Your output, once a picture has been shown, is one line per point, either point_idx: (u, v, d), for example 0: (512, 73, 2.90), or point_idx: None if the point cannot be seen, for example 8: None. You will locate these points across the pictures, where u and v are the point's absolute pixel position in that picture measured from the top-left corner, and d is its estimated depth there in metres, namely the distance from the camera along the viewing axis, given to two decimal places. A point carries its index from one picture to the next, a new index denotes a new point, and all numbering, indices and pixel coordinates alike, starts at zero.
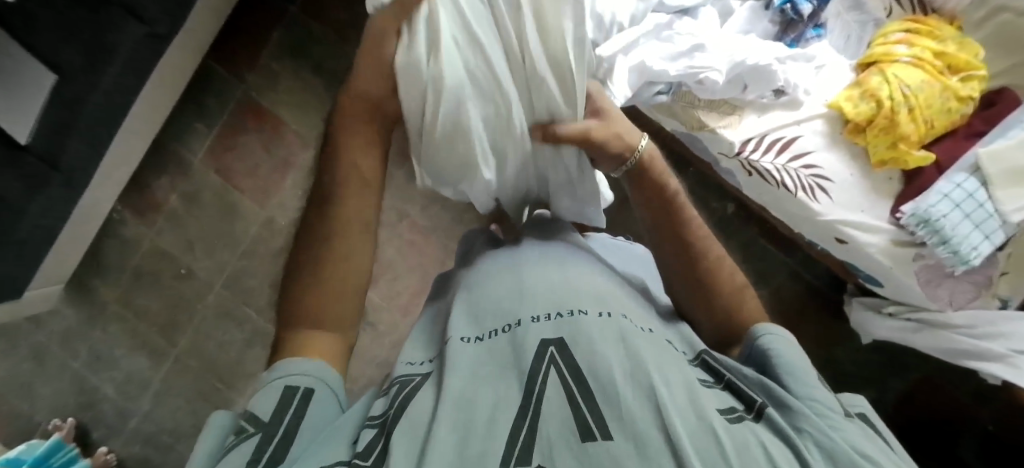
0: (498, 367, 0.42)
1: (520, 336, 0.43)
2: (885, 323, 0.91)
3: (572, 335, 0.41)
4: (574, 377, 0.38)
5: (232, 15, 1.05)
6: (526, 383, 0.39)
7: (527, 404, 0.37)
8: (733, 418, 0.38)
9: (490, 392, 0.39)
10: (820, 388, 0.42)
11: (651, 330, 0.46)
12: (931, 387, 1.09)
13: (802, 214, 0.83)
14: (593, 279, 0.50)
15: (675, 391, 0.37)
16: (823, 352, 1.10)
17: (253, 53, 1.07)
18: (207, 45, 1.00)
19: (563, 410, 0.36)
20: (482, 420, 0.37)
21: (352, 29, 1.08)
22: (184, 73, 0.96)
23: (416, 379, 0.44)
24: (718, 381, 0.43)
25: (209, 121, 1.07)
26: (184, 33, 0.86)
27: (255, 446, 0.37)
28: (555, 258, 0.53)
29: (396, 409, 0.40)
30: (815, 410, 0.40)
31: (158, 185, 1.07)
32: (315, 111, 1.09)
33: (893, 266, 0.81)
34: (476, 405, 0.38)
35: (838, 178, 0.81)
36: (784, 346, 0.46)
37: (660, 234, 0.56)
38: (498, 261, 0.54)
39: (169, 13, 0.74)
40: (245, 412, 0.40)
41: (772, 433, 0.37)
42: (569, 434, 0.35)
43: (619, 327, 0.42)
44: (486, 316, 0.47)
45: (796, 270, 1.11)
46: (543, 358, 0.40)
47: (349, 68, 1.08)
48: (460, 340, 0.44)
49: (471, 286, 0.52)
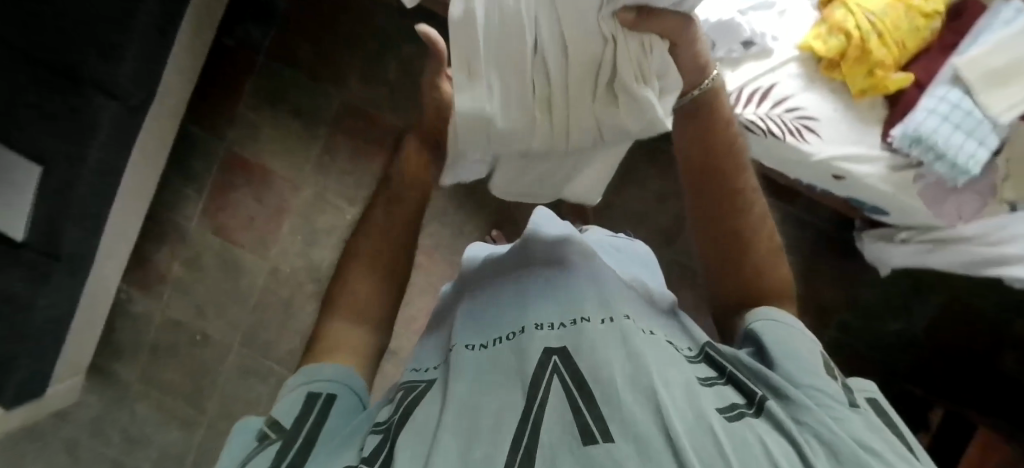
0: (501, 375, 0.42)
1: (524, 348, 0.43)
2: (899, 250, 0.92)
3: (574, 345, 0.42)
4: (575, 383, 0.38)
5: (203, 73, 1.06)
6: (528, 388, 0.39)
7: (528, 407, 0.37)
8: (733, 416, 0.37)
9: (491, 400, 0.39)
10: (819, 374, 0.43)
11: (655, 329, 0.47)
12: (958, 306, 1.08)
13: (794, 158, 0.82)
14: (592, 282, 0.51)
15: (675, 393, 0.37)
16: (840, 292, 1.10)
17: (230, 108, 1.07)
18: (183, 107, 1.00)
19: (563, 414, 0.35)
20: (487, 424, 0.36)
21: (321, 66, 1.08)
22: (165, 140, 0.97)
23: (420, 386, 0.45)
24: (723, 374, 0.43)
25: (198, 184, 1.08)
26: (158, 102, 0.86)
27: (282, 447, 0.38)
28: (558, 270, 0.54)
29: (399, 417, 0.39)
30: (816, 401, 0.40)
31: (159, 255, 1.07)
32: (299, 153, 1.09)
33: (893, 192, 0.81)
34: (479, 411, 0.37)
35: (823, 116, 0.81)
36: (780, 336, 0.48)
37: (704, 188, 0.59)
38: (506, 283, 0.57)
39: (142, 83, 0.73)
40: (269, 420, 0.41)
41: (771, 426, 0.37)
42: (569, 437, 0.33)
43: (625, 328, 0.43)
44: (491, 328, 0.49)
45: (801, 217, 1.10)
46: (547, 364, 0.40)
47: (325, 106, 1.08)
48: (463, 348, 0.46)
49: (485, 304, 0.55)
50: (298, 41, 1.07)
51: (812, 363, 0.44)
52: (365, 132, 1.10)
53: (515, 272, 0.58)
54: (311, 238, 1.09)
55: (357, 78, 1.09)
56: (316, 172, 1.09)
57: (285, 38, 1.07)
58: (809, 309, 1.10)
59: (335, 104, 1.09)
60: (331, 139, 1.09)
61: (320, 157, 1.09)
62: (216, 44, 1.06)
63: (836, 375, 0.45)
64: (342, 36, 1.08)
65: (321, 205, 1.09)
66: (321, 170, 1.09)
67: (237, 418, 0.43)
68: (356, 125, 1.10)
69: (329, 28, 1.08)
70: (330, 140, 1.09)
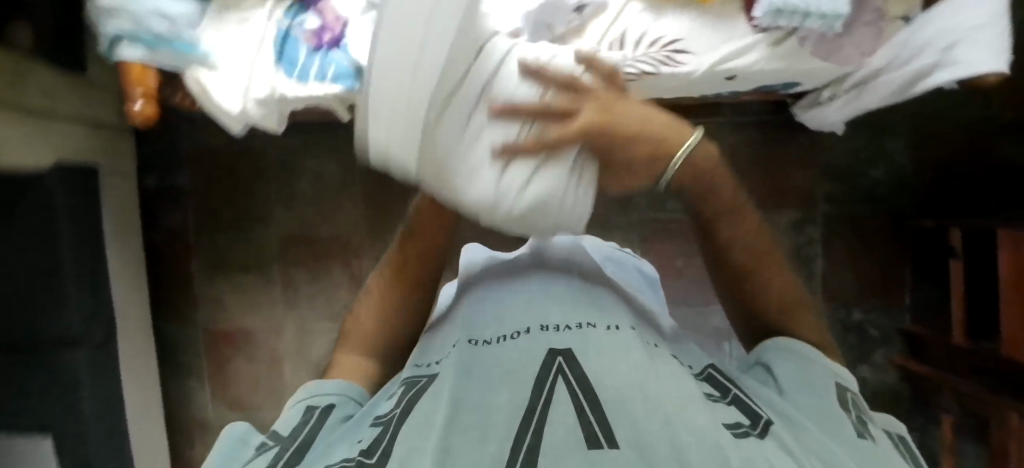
0: (501, 373, 0.50)
1: (534, 352, 0.52)
2: (834, 107, 0.90)
3: (578, 351, 0.51)
4: (580, 386, 0.46)
5: (150, 275, 1.11)
6: (535, 387, 0.47)
7: (533, 406, 0.44)
8: (737, 433, 0.42)
9: (502, 395, 0.46)
10: (824, 391, 0.48)
11: (657, 343, 0.58)
12: (935, 121, 1.03)
13: (679, 83, 0.82)
14: (595, 305, 0.61)
15: (682, 405, 0.44)
16: (812, 166, 1.07)
17: (187, 294, 1.11)
18: (144, 318, 1.05)
19: (569, 416, 0.42)
20: (498, 419, 0.43)
21: (242, 214, 1.09)
22: (142, 356, 1.03)
23: (421, 380, 0.53)
24: (725, 395, 0.49)
25: (196, 373, 1.12)
26: (107, 337, 0.93)
27: (277, 449, 0.46)
28: (561, 292, 0.64)
29: (399, 412, 0.47)
30: (822, 423, 0.45)
31: (195, 451, 1.12)
32: (266, 300, 1.10)
33: (785, 66, 0.80)
34: (492, 408, 0.45)
35: (685, 33, 0.80)
36: (789, 359, 0.53)
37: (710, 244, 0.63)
38: (506, 295, 0.65)
39: (93, 320, 0.90)
40: (271, 431, 0.49)
41: (780, 446, 0.41)
42: (578, 439, 0.40)
43: (628, 346, 0.52)
44: (496, 327, 0.59)
45: (734, 119, 1.07)
46: (552, 367, 0.49)
47: (263, 248, 1.09)
48: (469, 343, 0.56)
49: (487, 310, 0.63)
50: (211, 204, 1.09)
51: (816, 380, 0.50)
52: (311, 252, 1.09)
53: (509, 285, 0.67)
54: (313, 368, 1.10)
55: (277, 207, 1.09)
56: (288, 309, 1.10)
57: (200, 208, 1.09)
58: (788, 197, 1.08)
59: (275, 239, 1.09)
60: (285, 273, 1.09)
61: (286, 293, 1.10)
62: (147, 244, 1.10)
63: (855, 406, 0.48)
64: (245, 180, 1.08)
65: (307, 335, 1.10)
66: (292, 303, 1.10)
67: (231, 424, 0.51)
68: (300, 248, 1.09)
69: (232, 178, 1.08)
70: (285, 274, 1.10)
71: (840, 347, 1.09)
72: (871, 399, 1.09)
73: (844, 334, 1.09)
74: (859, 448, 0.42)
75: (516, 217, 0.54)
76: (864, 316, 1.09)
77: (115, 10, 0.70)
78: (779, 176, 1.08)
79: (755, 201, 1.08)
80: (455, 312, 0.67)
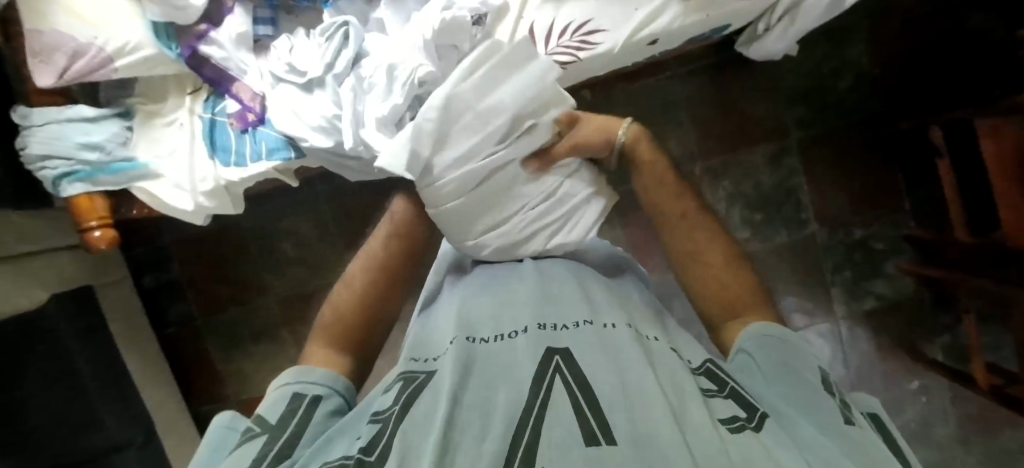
0: (499, 365, 0.45)
1: (533, 341, 0.47)
2: (772, 37, 0.85)
3: (579, 349, 0.45)
4: (579, 384, 0.42)
5: (175, 366, 1.17)
6: (533, 385, 0.42)
7: (533, 403, 0.40)
8: (731, 429, 0.40)
9: (501, 391, 0.42)
10: (812, 381, 0.46)
11: (657, 336, 0.51)
12: (889, 15, 0.98)
13: (603, 63, 0.79)
14: (591, 295, 0.55)
15: (685, 406, 0.41)
16: (774, 96, 1.04)
17: (212, 375, 1.16)
18: (181, 407, 1.12)
19: (571, 415, 0.39)
20: (499, 418, 0.40)
21: (240, 289, 1.14)
22: (189, 441, 1.09)
23: (420, 377, 0.47)
24: (723, 389, 0.46)
25: None
26: (150, 433, 0.99)
27: (265, 441, 0.45)
28: (557, 280, 0.57)
29: (398, 409, 0.43)
30: (809, 415, 0.43)
31: None
32: (284, 363, 1.14)
33: (704, 16, 0.76)
34: (494, 404, 0.41)
35: (591, 12, 0.78)
36: (763, 344, 0.50)
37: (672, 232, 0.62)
38: (496, 278, 0.59)
39: (131, 423, 0.97)
40: (259, 417, 0.48)
41: (772, 438, 0.40)
42: (578, 439, 0.37)
43: (627, 343, 0.46)
44: (493, 320, 0.51)
45: (680, 72, 1.04)
46: (551, 364, 0.44)
47: (268, 315, 1.14)
48: (466, 340, 0.48)
49: (477, 290, 0.57)
50: (209, 287, 1.14)
51: (800, 370, 0.47)
52: (312, 307, 1.13)
53: (504, 276, 0.59)
54: None
55: (269, 275, 1.13)
56: None
57: (201, 294, 1.15)
58: (757, 134, 1.06)
59: (275, 304, 1.14)
60: (294, 332, 1.14)
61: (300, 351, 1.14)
62: (164, 340, 1.17)
63: (836, 391, 0.46)
64: (233, 257, 1.13)
65: None
66: None
67: (225, 412, 0.51)
68: (301, 306, 1.13)
69: (220, 258, 1.13)
70: (294, 334, 1.14)
71: (847, 268, 1.07)
72: (893, 310, 1.06)
73: (849, 255, 1.07)
74: (850, 439, 0.40)
75: (490, 252, 0.64)
76: (865, 232, 1.06)
77: (46, 156, 0.73)
78: (739, 116, 1.06)
79: (723, 147, 1.06)
80: (443, 304, 0.60)
